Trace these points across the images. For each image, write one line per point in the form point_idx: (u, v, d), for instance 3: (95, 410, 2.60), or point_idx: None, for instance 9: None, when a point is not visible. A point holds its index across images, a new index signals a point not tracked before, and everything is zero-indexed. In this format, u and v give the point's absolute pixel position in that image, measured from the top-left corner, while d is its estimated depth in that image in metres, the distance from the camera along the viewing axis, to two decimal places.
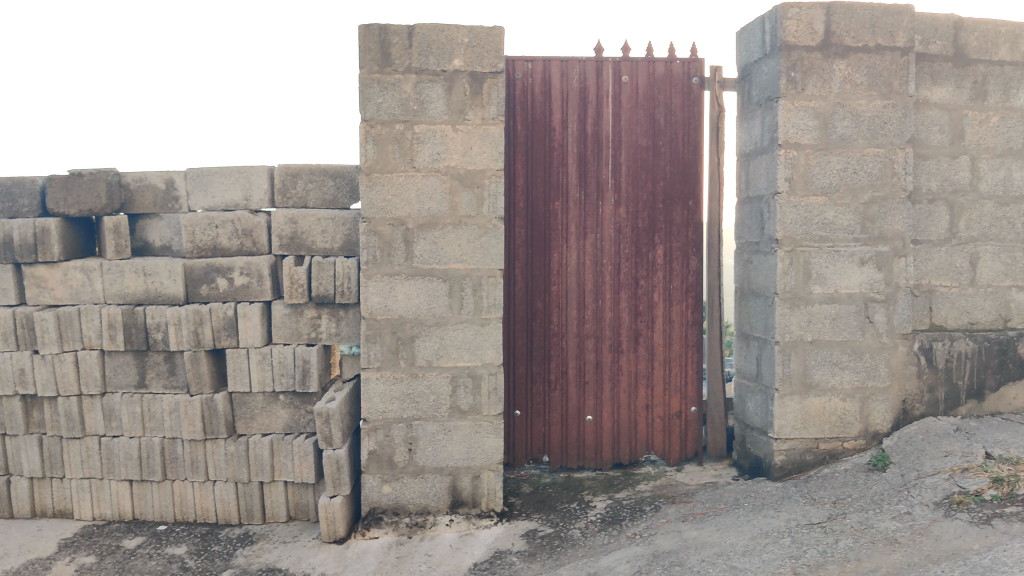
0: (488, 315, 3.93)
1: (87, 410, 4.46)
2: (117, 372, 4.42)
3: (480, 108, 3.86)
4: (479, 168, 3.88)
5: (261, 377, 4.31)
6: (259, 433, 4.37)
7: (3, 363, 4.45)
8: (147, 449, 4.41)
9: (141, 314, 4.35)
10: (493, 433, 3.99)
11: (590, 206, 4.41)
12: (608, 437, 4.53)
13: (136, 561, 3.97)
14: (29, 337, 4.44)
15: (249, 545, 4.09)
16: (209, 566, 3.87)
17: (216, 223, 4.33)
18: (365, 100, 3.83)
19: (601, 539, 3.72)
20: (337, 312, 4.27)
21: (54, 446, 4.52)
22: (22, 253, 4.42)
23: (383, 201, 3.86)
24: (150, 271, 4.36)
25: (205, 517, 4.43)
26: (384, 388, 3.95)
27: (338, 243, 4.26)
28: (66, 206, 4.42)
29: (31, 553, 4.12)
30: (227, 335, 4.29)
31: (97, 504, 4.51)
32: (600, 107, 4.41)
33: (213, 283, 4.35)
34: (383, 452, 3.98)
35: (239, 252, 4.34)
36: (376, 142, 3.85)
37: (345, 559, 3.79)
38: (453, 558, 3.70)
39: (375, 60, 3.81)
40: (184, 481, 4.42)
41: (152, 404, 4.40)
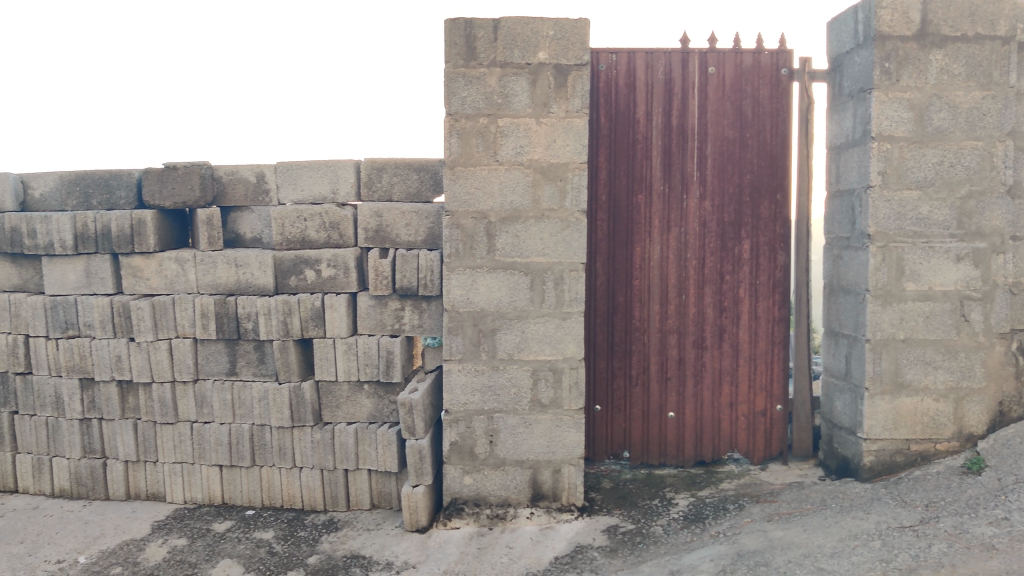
0: (570, 309, 3.92)
1: (180, 396, 4.60)
2: (209, 360, 4.55)
3: (565, 100, 3.84)
4: (563, 161, 3.86)
5: (346, 366, 4.38)
6: (344, 422, 4.44)
7: (101, 350, 4.65)
8: (237, 436, 4.53)
9: (232, 304, 4.47)
10: (575, 428, 3.98)
11: (674, 199, 4.36)
12: (690, 434, 4.48)
13: (226, 544, 4.09)
14: (125, 325, 4.61)
15: (334, 532, 4.17)
16: (295, 552, 3.95)
17: (305, 215, 4.42)
18: (450, 94, 3.86)
19: (683, 537, 3.68)
20: (420, 304, 4.31)
21: (148, 430, 4.69)
22: (120, 243, 4.60)
23: (466, 195, 3.89)
24: (242, 262, 4.47)
25: (292, 503, 4.52)
26: (465, 380, 3.99)
27: (422, 237, 4.31)
28: (162, 198, 4.58)
29: (126, 533, 4.28)
30: (315, 326, 4.37)
31: (188, 488, 4.66)
32: (686, 99, 4.35)
33: (302, 274, 4.43)
34: (464, 444, 4.03)
35: (327, 244, 4.41)
36: (459, 136, 3.87)
37: (426, 548, 3.83)
38: (534, 551, 3.70)
39: (461, 54, 3.84)
40: (272, 467, 4.52)
41: (242, 391, 4.51)
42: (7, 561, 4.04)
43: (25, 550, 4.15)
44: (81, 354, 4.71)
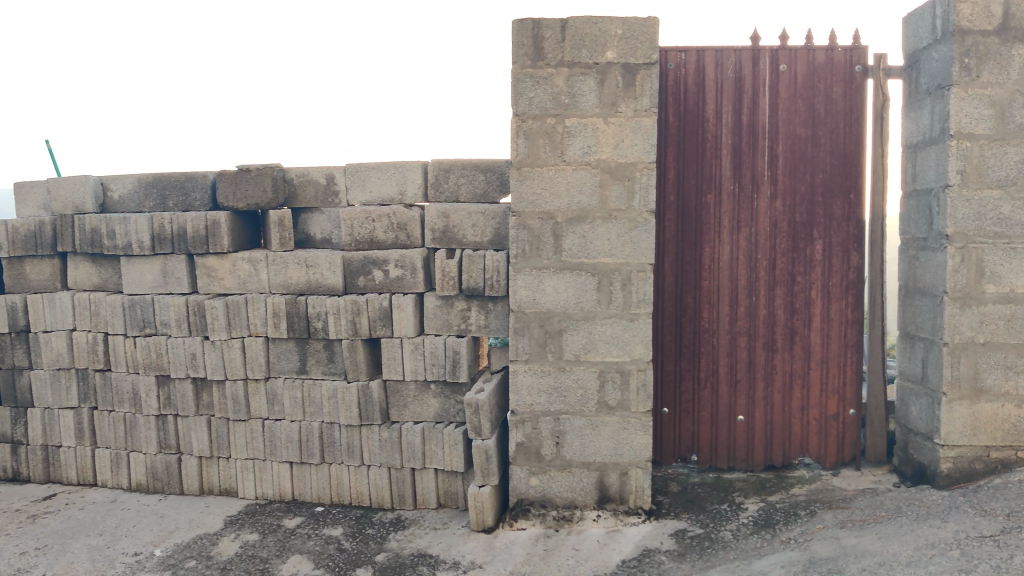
0: (638, 310, 3.89)
1: (251, 393, 4.69)
2: (280, 358, 4.63)
3: (633, 100, 3.81)
4: (631, 161, 3.83)
5: (413, 366, 4.40)
6: (411, 421, 4.47)
7: (177, 348, 4.76)
8: (307, 433, 4.60)
9: (302, 304, 4.53)
10: (642, 430, 3.94)
11: (744, 199, 4.30)
12: (760, 437, 4.42)
13: (296, 540, 4.15)
14: (200, 324, 4.72)
15: (401, 530, 4.20)
16: (364, 549, 4.00)
17: (373, 217, 4.46)
18: (517, 94, 3.86)
19: (753, 542, 3.62)
20: (487, 304, 4.31)
21: (221, 427, 4.78)
22: (195, 244, 4.70)
23: (533, 195, 3.89)
24: (312, 263, 4.54)
25: (360, 500, 4.57)
26: (532, 381, 3.99)
27: (488, 237, 4.30)
28: (235, 199, 4.67)
29: (200, 528, 4.37)
30: (383, 325, 4.41)
31: (259, 484, 4.74)
32: (756, 97, 4.28)
33: (370, 274, 4.48)
34: (530, 445, 4.03)
35: (394, 244, 4.46)
36: (526, 137, 3.88)
37: (493, 549, 3.84)
38: (601, 554, 3.68)
39: (528, 55, 3.84)
40: (341, 465, 4.58)
41: (312, 389, 4.58)
42: (87, 553, 4.16)
43: (104, 542, 4.28)
44: (157, 351, 4.83)
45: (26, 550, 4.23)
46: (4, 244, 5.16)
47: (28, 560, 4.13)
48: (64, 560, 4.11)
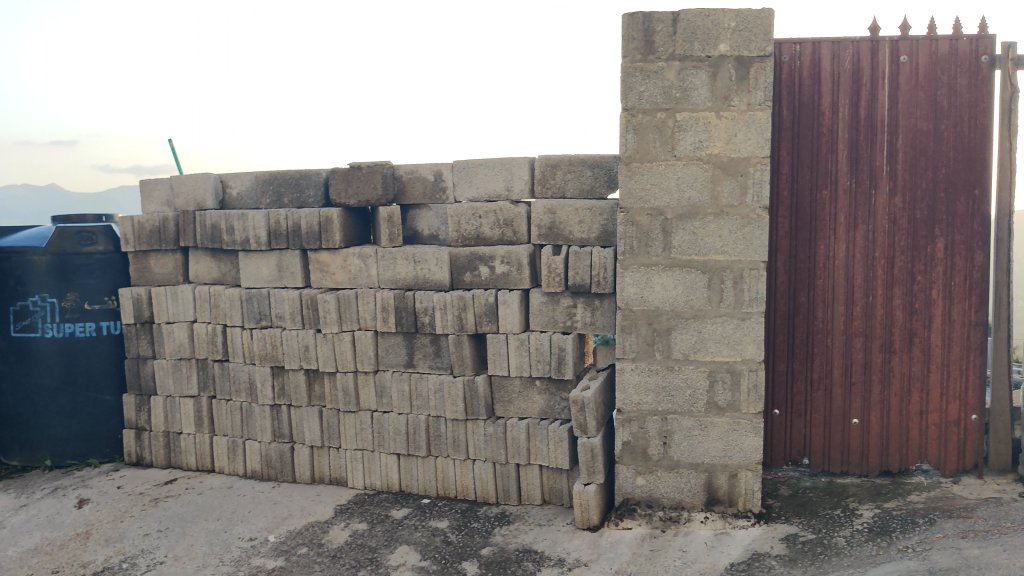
0: (749, 309, 3.80)
1: (361, 385, 4.79)
2: (389, 352, 4.71)
3: (747, 93, 3.73)
4: (744, 156, 3.75)
5: (519, 362, 4.42)
6: (517, 417, 4.48)
7: (291, 340, 4.91)
8: (414, 426, 4.66)
9: (410, 299, 4.60)
10: (753, 432, 3.86)
11: (861, 195, 4.16)
12: (876, 442, 4.27)
13: (404, 531, 4.22)
14: (312, 317, 4.85)
15: (507, 525, 4.22)
16: (469, 542, 4.03)
17: (480, 213, 4.49)
18: (627, 89, 3.84)
19: (869, 549, 3.50)
20: (593, 301, 4.28)
21: (332, 418, 4.90)
22: (308, 239, 4.84)
23: (642, 191, 3.86)
24: (420, 258, 4.61)
25: (465, 494, 4.61)
26: (639, 379, 3.96)
27: (595, 234, 4.26)
28: (347, 196, 4.78)
29: (311, 516, 4.49)
30: (489, 321, 4.44)
31: (368, 475, 4.84)
32: (875, 89, 4.13)
33: (477, 270, 4.52)
34: (637, 444, 4.01)
35: (501, 241, 4.48)
36: (636, 132, 3.85)
37: (598, 547, 3.82)
38: (708, 557, 3.62)
39: (638, 49, 3.81)
40: (447, 459, 4.63)
41: (419, 382, 4.64)
42: (205, 537, 4.33)
43: (221, 527, 4.44)
44: (272, 343, 4.98)
45: (149, 532, 4.44)
46: (130, 239, 5.40)
47: (151, 542, 4.32)
48: (184, 543, 4.29)
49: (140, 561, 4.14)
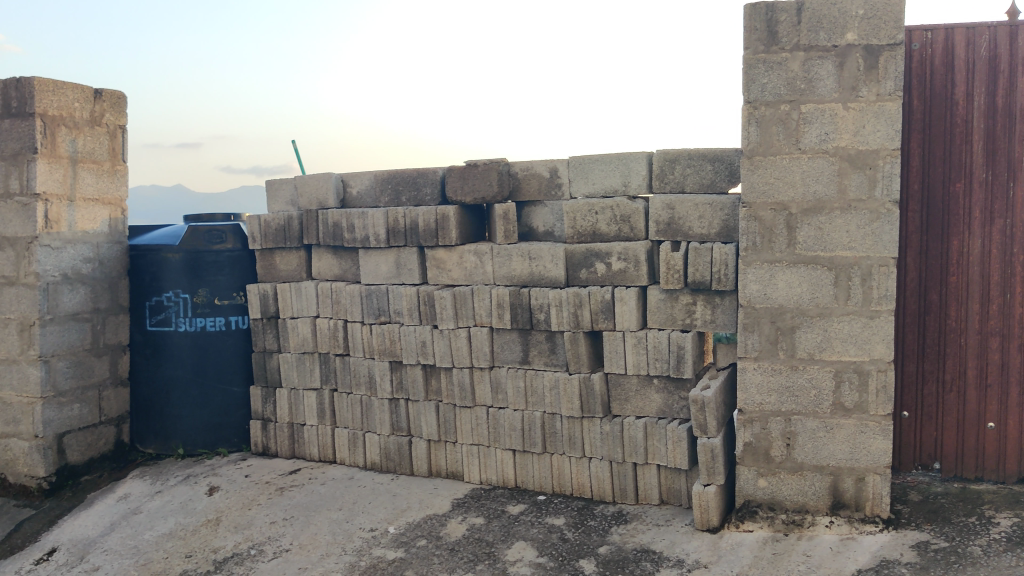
0: (878, 307, 3.67)
1: (477, 381, 4.83)
2: (504, 348, 4.73)
3: (876, 83, 3.59)
4: (873, 148, 3.62)
5: (636, 360, 4.38)
6: (634, 416, 4.44)
7: (410, 336, 5.00)
8: (530, 422, 4.67)
9: (526, 296, 4.62)
10: (882, 435, 3.72)
11: (999, 188, 3.95)
12: (1013, 447, 4.05)
13: (520, 526, 4.24)
14: (429, 313, 4.93)
15: (624, 524, 4.19)
16: (586, 540, 4.02)
17: (596, 209, 4.48)
18: (749, 81, 3.75)
19: (1007, 560, 3.34)
20: (713, 298, 4.19)
21: (449, 412, 4.97)
22: (426, 237, 4.93)
23: (765, 185, 3.77)
24: (535, 255, 4.62)
25: (581, 492, 4.59)
26: (762, 379, 3.87)
27: (716, 229, 4.17)
28: (463, 194, 4.85)
29: (429, 509, 4.56)
30: (605, 319, 4.41)
31: (484, 470, 4.88)
32: (1014, 76, 3.91)
33: (593, 266, 4.49)
34: (759, 445, 3.91)
35: (617, 237, 4.45)
36: (759, 125, 3.76)
37: (719, 549, 3.76)
38: (834, 562, 3.52)
39: (761, 40, 3.72)
40: (563, 456, 4.62)
41: (534, 378, 4.65)
42: (328, 527, 4.46)
43: (343, 517, 4.56)
44: (391, 339, 5.08)
45: (276, 520, 4.60)
46: (257, 237, 5.60)
47: (278, 530, 4.48)
48: (308, 531, 4.43)
49: (267, 548, 4.30)
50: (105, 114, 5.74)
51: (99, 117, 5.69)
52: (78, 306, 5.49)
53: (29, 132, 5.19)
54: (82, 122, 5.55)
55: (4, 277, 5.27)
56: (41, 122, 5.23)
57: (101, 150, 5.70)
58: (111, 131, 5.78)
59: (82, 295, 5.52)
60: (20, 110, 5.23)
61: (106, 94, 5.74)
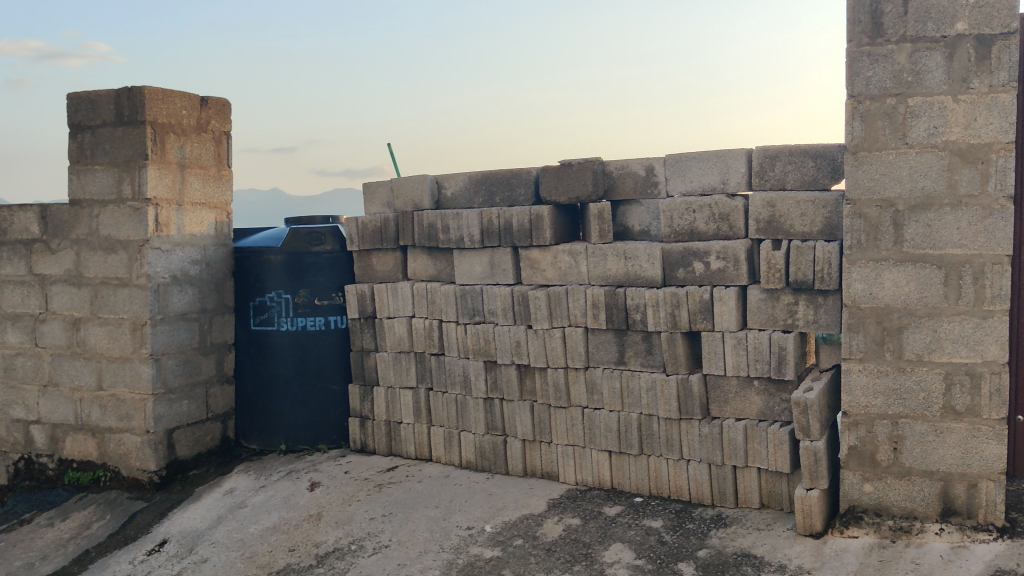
0: (992, 307, 3.53)
1: (572, 382, 4.82)
2: (600, 349, 4.71)
3: (988, 74, 3.45)
4: (985, 142, 3.48)
5: (736, 361, 4.30)
6: (733, 418, 4.36)
7: (505, 336, 5.02)
8: (626, 423, 4.64)
9: (621, 296, 4.59)
10: (995, 440, 3.58)
11: None
12: None
13: (617, 528, 4.22)
14: (524, 313, 4.94)
15: (724, 527, 4.12)
16: (685, 543, 3.98)
17: (694, 207, 4.43)
18: (853, 75, 3.65)
19: None
20: (816, 298, 4.09)
21: (544, 413, 4.97)
22: (521, 237, 4.95)
23: (870, 181, 3.66)
24: (631, 255, 4.59)
25: (679, 494, 4.54)
26: (867, 381, 3.76)
27: (818, 227, 4.07)
28: (558, 193, 4.86)
29: (525, 508, 4.57)
30: (703, 319, 4.35)
31: (580, 471, 4.86)
32: None
33: (691, 266, 4.44)
34: (864, 449, 3.80)
35: (716, 236, 4.39)
36: (863, 119, 3.66)
37: (823, 554, 3.67)
38: (946, 571, 3.40)
39: (865, 32, 3.62)
40: (660, 457, 4.58)
41: (631, 379, 4.61)
42: (426, 524, 4.52)
43: (441, 515, 4.62)
44: (486, 339, 5.12)
45: (375, 516, 4.68)
46: (354, 238, 5.71)
47: (377, 527, 4.56)
48: (406, 528, 4.50)
49: (367, 544, 4.40)
50: (211, 121, 5.93)
51: (205, 124, 5.89)
52: (186, 306, 5.69)
53: (141, 139, 5.41)
54: (189, 129, 5.76)
55: (118, 279, 5.50)
56: (151, 130, 5.45)
57: (207, 156, 5.90)
58: (216, 137, 5.98)
59: (190, 296, 5.72)
60: (131, 119, 5.45)
61: (211, 101, 5.93)
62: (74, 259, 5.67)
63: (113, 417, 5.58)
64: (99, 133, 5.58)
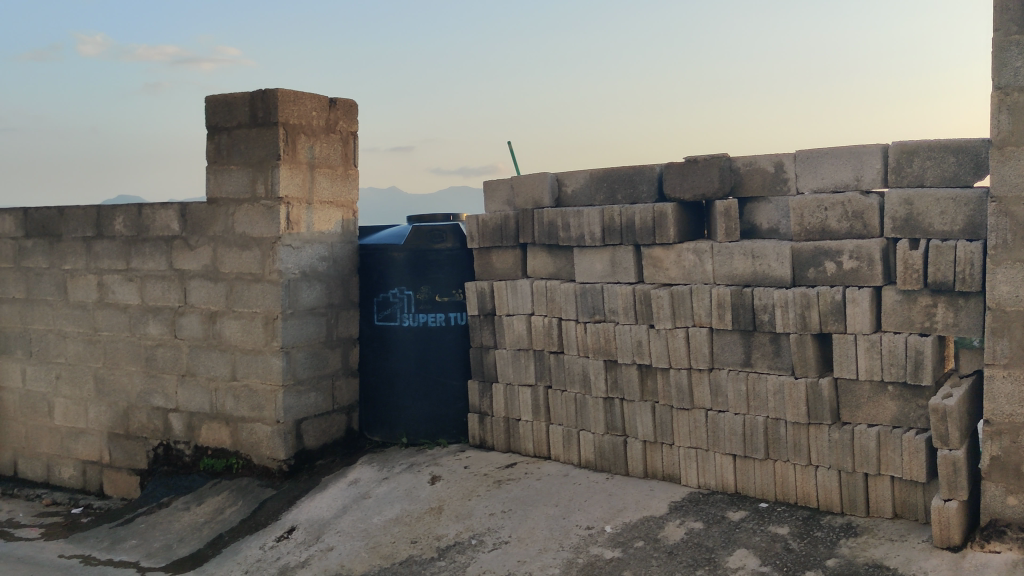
0: None
1: (696, 383, 4.75)
2: (725, 350, 4.63)
3: None
4: None
5: (869, 365, 4.15)
6: (865, 423, 4.20)
7: (625, 335, 4.99)
8: (752, 427, 4.54)
9: (749, 295, 4.49)
10: None
11: None
12: None
13: (742, 533, 4.13)
14: (646, 313, 4.89)
15: (854, 537, 3.98)
16: (813, 552, 3.87)
17: (826, 205, 4.29)
18: (1000, 66, 3.48)
19: None
20: (956, 300, 3.92)
21: (665, 414, 4.91)
22: (644, 235, 4.91)
23: (1017, 177, 3.50)
24: (759, 254, 4.50)
25: (807, 501, 4.39)
26: (1012, 389, 3.57)
27: (959, 226, 3.89)
28: (682, 190, 4.79)
29: (646, 510, 4.53)
30: (835, 321, 4.21)
31: (702, 474, 4.77)
32: None
33: (822, 266, 4.31)
34: (1008, 460, 3.61)
35: (849, 235, 4.24)
36: (1011, 113, 3.48)
37: (961, 569, 3.50)
38: None
39: (1014, 21, 3.44)
40: (786, 463, 4.45)
41: (757, 382, 4.51)
42: (546, 521, 4.53)
43: (561, 513, 4.62)
44: (606, 338, 5.09)
45: (495, 512, 4.72)
46: (475, 236, 5.78)
47: (497, 522, 4.61)
48: (526, 524, 4.53)
49: (487, 539, 4.45)
50: (339, 122, 6.10)
51: (334, 125, 6.06)
52: (314, 301, 5.87)
53: (274, 140, 5.61)
54: (319, 130, 5.93)
55: (252, 274, 5.72)
56: (283, 131, 5.64)
57: (335, 156, 6.07)
58: (344, 137, 6.14)
59: (318, 291, 5.89)
60: (265, 120, 5.66)
61: (340, 103, 6.09)
62: (211, 256, 5.92)
63: (245, 407, 5.80)
64: (235, 134, 5.82)
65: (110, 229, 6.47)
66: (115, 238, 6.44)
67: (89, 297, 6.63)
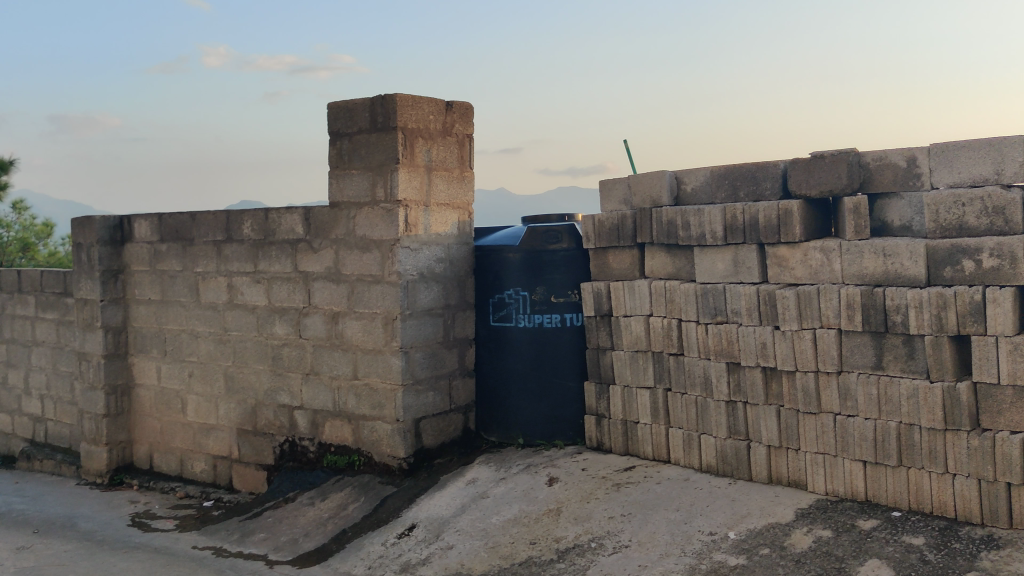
0: None
1: (823, 386, 4.61)
2: (854, 352, 4.48)
3: None
4: None
5: (1012, 368, 3.94)
6: (1007, 430, 3.99)
7: (749, 337, 4.88)
8: (883, 433, 4.38)
9: (880, 296, 4.34)
10: None
11: None
12: None
13: (874, 543, 3.98)
14: (771, 314, 4.78)
15: (996, 550, 3.79)
16: (951, 565, 3.70)
17: (963, 200, 4.10)
18: None
19: None
20: None
21: (791, 418, 4.78)
22: (768, 234, 4.80)
23: None
24: (890, 252, 4.33)
25: (943, 511, 4.19)
26: None
27: None
28: (808, 187, 4.66)
29: (771, 516, 4.42)
30: (974, 322, 4.02)
31: (830, 480, 4.61)
32: None
33: (959, 264, 4.11)
34: None
35: (989, 231, 4.03)
36: None
37: None
38: None
39: None
40: (921, 470, 4.27)
41: (889, 386, 4.35)
42: (667, 526, 4.47)
43: (682, 518, 4.55)
44: (729, 339, 5.00)
45: (614, 515, 4.69)
46: (592, 236, 5.75)
47: (616, 526, 4.57)
48: (647, 529, 4.48)
49: (606, 543, 4.43)
50: (456, 125, 6.17)
51: (450, 128, 6.13)
52: (432, 302, 5.96)
53: (394, 144, 5.72)
54: (436, 133, 6.02)
55: (372, 276, 5.85)
56: (402, 136, 5.75)
57: (451, 159, 6.14)
58: (460, 140, 6.21)
59: (435, 292, 5.98)
60: (385, 125, 5.78)
61: (456, 106, 6.16)
62: (333, 258, 6.08)
63: (367, 406, 5.93)
64: (356, 139, 5.96)
65: (239, 233, 6.72)
66: (244, 241, 6.69)
67: (220, 298, 6.90)
